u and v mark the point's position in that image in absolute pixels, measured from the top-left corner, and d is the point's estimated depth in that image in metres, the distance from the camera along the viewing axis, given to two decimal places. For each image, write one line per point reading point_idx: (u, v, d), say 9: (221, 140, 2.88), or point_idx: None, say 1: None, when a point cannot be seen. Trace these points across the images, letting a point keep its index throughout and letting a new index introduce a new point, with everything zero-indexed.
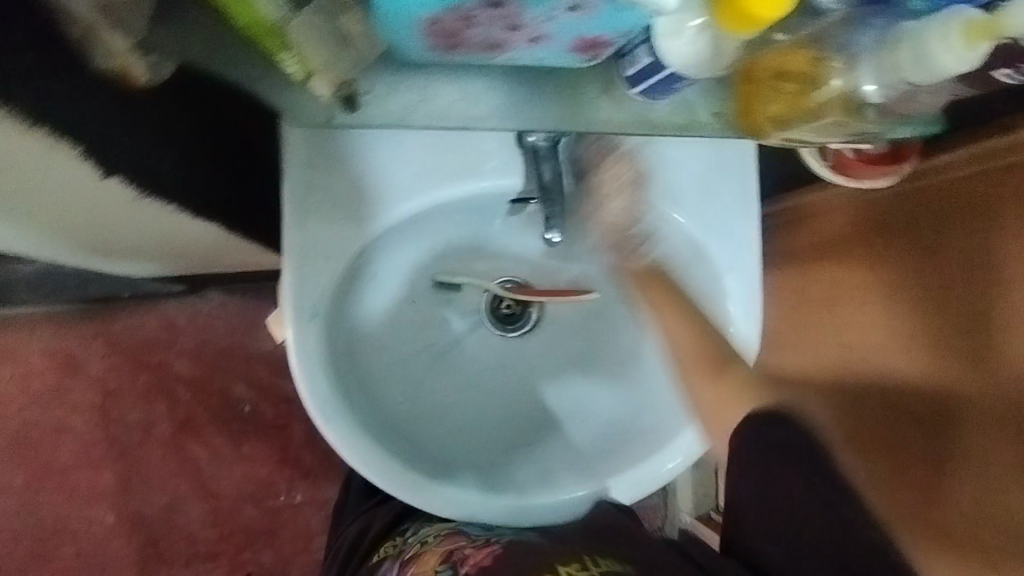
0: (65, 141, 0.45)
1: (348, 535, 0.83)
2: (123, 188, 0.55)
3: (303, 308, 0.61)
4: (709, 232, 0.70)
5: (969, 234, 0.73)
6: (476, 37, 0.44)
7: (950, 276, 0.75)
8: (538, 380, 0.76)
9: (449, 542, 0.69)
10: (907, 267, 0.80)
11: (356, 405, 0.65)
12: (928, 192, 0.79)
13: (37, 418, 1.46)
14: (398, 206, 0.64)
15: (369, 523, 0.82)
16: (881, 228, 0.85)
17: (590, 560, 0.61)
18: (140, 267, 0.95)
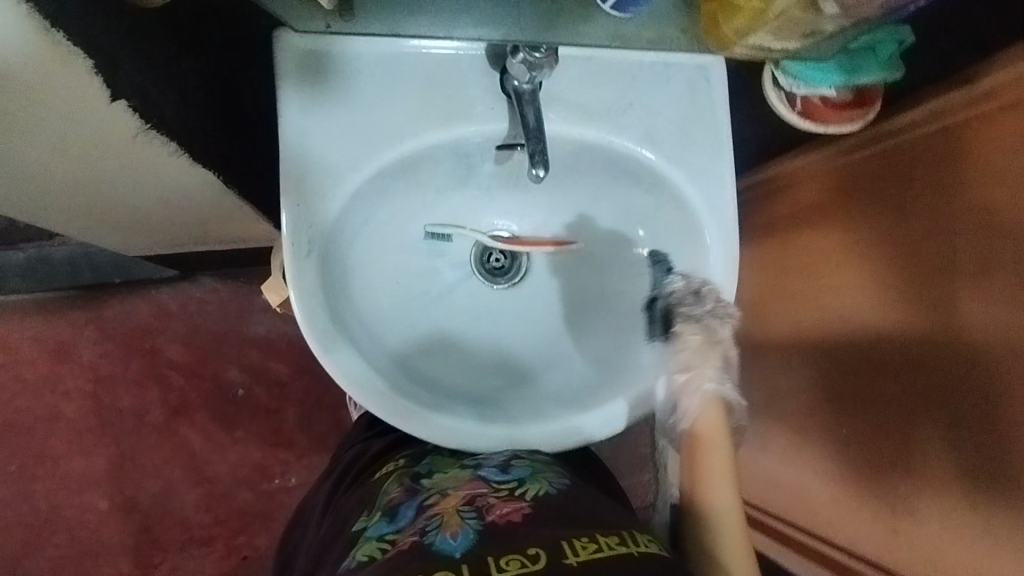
0: (81, 54, 0.47)
1: (348, 458, 0.91)
2: (130, 117, 0.57)
3: (300, 242, 0.64)
4: (690, 177, 0.75)
5: (934, 185, 0.79)
6: None
7: (916, 234, 0.81)
8: (532, 324, 0.80)
9: (471, 488, 0.65)
10: (879, 226, 0.87)
11: (357, 340, 0.68)
12: (891, 153, 0.86)
13: (29, 406, 1.46)
14: (388, 147, 0.67)
15: (368, 449, 0.88)
16: (852, 191, 0.92)
17: (630, 535, 0.55)
18: (138, 229, 0.98)
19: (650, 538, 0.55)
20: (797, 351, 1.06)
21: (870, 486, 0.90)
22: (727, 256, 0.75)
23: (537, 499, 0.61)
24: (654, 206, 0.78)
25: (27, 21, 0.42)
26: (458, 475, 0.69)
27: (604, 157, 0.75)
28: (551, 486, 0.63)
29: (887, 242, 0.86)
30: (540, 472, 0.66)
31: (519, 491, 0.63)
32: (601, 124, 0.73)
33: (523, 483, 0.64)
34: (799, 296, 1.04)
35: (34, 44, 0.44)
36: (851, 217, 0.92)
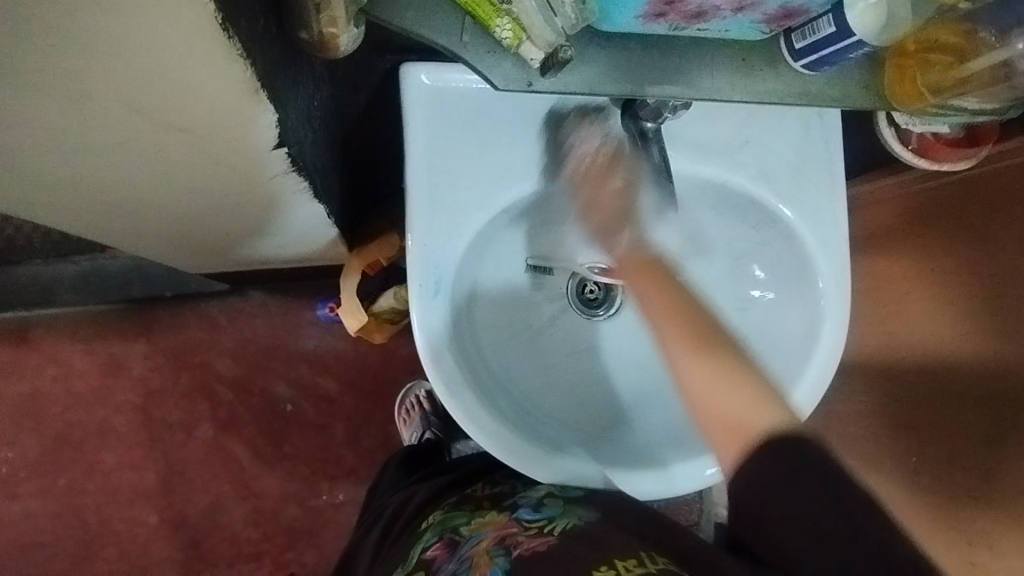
0: (240, 58, 0.43)
1: (389, 506, 0.85)
2: (267, 129, 0.53)
3: (427, 283, 0.64)
4: (803, 215, 0.74)
5: (1016, 218, 0.76)
6: (691, 6, 0.48)
7: (1004, 265, 0.77)
8: (639, 354, 0.77)
9: (502, 527, 0.64)
10: (960, 257, 0.84)
11: (480, 382, 0.67)
12: (976, 183, 0.83)
13: (79, 419, 1.45)
14: (510, 186, 0.66)
15: (411, 498, 0.82)
16: (934, 219, 0.90)
17: (647, 556, 0.55)
18: (201, 248, 0.95)
19: (664, 556, 0.56)
20: (869, 373, 1.03)
21: (946, 518, 0.86)
22: (841, 293, 0.74)
23: (564, 533, 0.61)
24: (761, 239, 0.78)
25: (202, 17, 0.37)
26: (495, 517, 0.67)
27: (716, 190, 0.75)
28: (579, 520, 0.62)
29: (971, 276, 0.83)
30: (572, 509, 0.64)
31: (548, 528, 0.62)
32: (719, 162, 0.72)
33: (553, 520, 0.63)
34: (874, 321, 1.02)
35: (198, 43, 0.40)
36: (929, 244, 0.90)
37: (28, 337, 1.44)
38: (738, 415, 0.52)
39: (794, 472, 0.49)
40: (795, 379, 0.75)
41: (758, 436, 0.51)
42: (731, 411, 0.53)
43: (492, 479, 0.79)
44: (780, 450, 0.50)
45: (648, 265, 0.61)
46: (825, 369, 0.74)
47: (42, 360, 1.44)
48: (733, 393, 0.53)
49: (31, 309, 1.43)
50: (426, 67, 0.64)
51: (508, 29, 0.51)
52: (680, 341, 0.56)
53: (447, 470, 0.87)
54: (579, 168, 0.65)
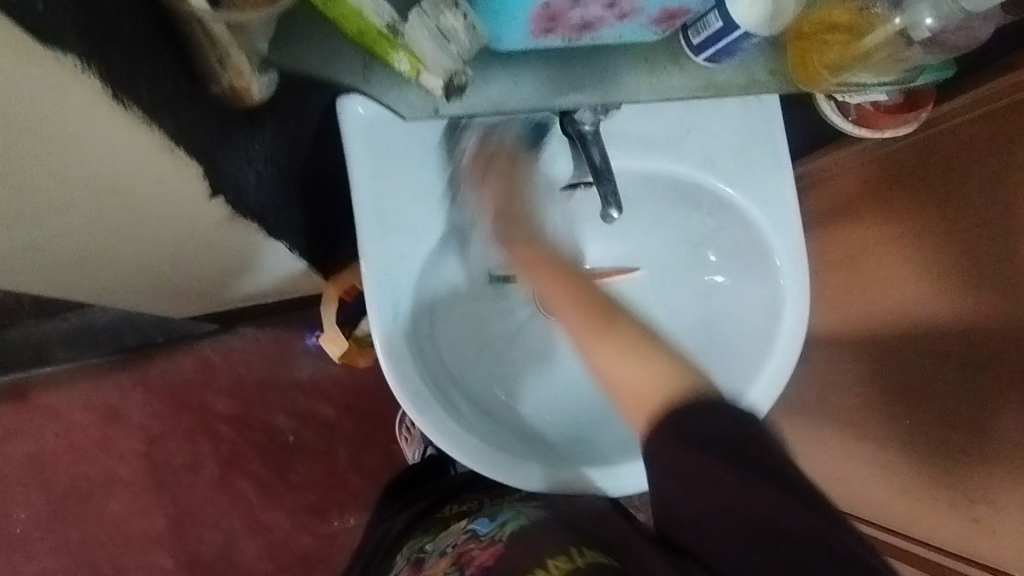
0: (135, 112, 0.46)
1: (376, 535, 0.94)
2: (193, 170, 0.56)
3: (385, 307, 0.65)
4: (752, 199, 0.75)
5: (983, 171, 0.77)
6: (576, 18, 0.50)
7: (971, 220, 0.79)
8: None
9: (461, 543, 0.73)
10: (926, 215, 0.86)
11: (449, 397, 0.69)
12: (937, 141, 0.85)
13: (85, 473, 1.47)
14: (456, 203, 0.68)
15: (392, 526, 0.92)
16: (895, 179, 0.91)
17: (577, 551, 0.63)
18: (176, 296, 0.98)
19: (594, 549, 0.63)
20: (845, 342, 1.03)
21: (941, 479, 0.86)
22: (798, 271, 0.76)
23: (511, 538, 0.68)
24: (715, 226, 0.79)
25: (83, 83, 0.41)
26: (455, 528, 0.78)
27: (664, 182, 0.76)
28: (526, 520, 0.71)
29: (938, 233, 0.84)
30: (522, 512, 0.73)
31: (498, 535, 0.70)
32: (663, 155, 0.74)
33: (504, 525, 0.72)
34: (838, 289, 1.04)
35: (87, 106, 0.43)
36: (893, 205, 0.91)
37: (26, 397, 1.46)
38: (645, 393, 0.58)
39: (687, 441, 0.54)
40: (761, 361, 0.77)
41: (666, 400, 0.57)
42: (637, 382, 0.59)
43: (464, 497, 0.88)
44: (677, 428, 0.55)
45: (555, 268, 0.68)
46: (790, 347, 0.76)
47: (43, 418, 1.46)
48: (632, 367, 0.59)
49: (26, 370, 1.45)
50: (359, 97, 0.65)
51: (407, 62, 0.54)
52: (588, 329, 0.63)
53: (424, 495, 0.96)
54: (479, 163, 0.69)
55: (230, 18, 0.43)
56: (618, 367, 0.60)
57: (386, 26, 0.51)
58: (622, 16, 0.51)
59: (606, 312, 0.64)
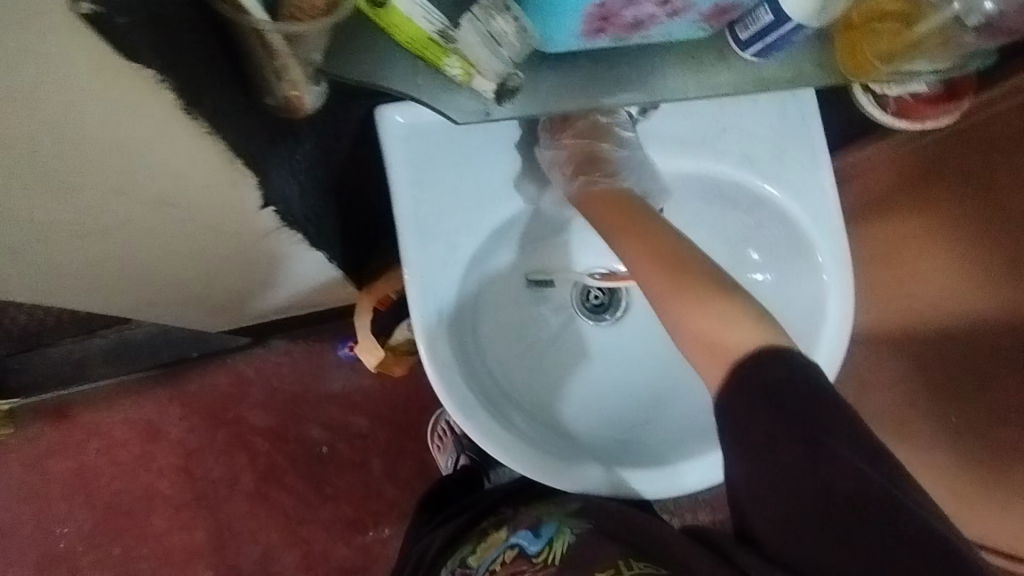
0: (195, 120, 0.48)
1: (415, 550, 0.91)
2: (247, 177, 0.58)
3: (429, 313, 0.66)
4: (792, 194, 0.74)
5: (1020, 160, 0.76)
6: (628, 17, 0.51)
7: (1011, 211, 0.77)
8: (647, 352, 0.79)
9: (513, 564, 0.71)
10: (964, 209, 0.84)
11: (492, 401, 0.69)
12: (969, 133, 0.84)
13: (126, 487, 1.49)
14: (496, 210, 0.68)
15: (432, 541, 0.88)
16: (931, 173, 0.90)
17: (624, 564, 0.63)
18: (214, 311, 1.00)
19: (642, 560, 0.62)
20: (888, 340, 1.01)
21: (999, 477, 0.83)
22: (840, 267, 0.75)
23: (562, 556, 0.68)
24: (756, 223, 0.78)
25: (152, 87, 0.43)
26: (496, 540, 0.77)
27: (702, 181, 0.75)
28: (573, 537, 0.70)
29: (979, 227, 0.82)
30: (565, 525, 0.72)
31: (551, 556, 0.69)
32: (700, 153, 0.73)
33: (552, 545, 0.70)
34: (878, 287, 1.02)
35: (151, 108, 0.45)
36: (930, 200, 0.90)
37: (69, 414, 1.49)
38: (719, 338, 0.53)
39: (765, 393, 0.51)
40: (808, 357, 0.75)
41: (736, 354, 0.53)
42: (705, 330, 0.54)
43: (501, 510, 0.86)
44: (751, 367, 0.52)
45: (627, 212, 0.62)
46: (838, 341, 0.75)
47: (84, 434, 1.49)
48: (712, 312, 0.54)
49: (68, 388, 1.48)
50: (398, 106, 0.66)
51: (459, 69, 0.54)
52: (662, 282, 0.57)
53: (462, 509, 0.93)
54: (553, 120, 0.69)
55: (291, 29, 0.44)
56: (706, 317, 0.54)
57: (434, 32, 0.52)
58: (672, 12, 0.52)
59: (687, 258, 0.57)
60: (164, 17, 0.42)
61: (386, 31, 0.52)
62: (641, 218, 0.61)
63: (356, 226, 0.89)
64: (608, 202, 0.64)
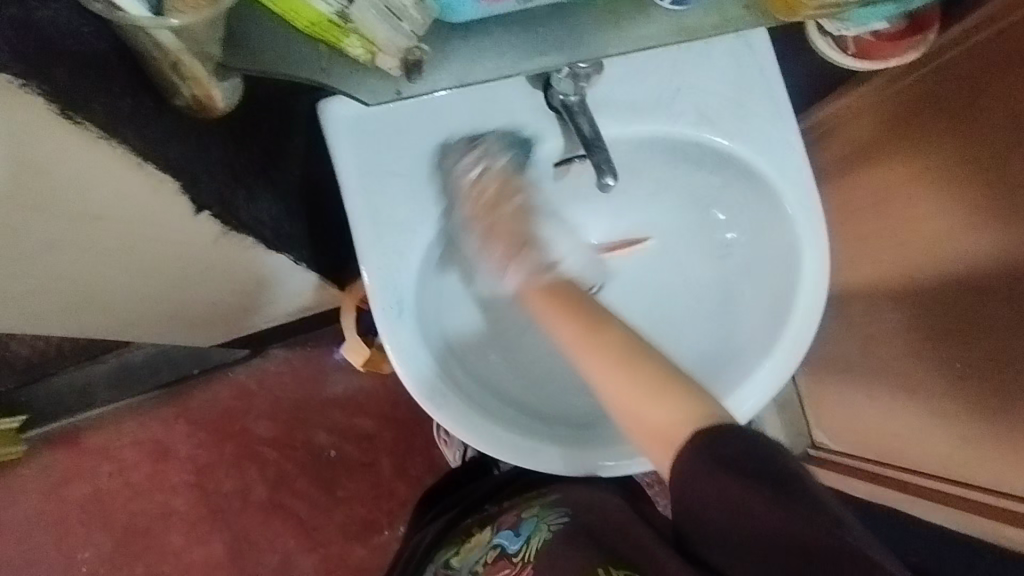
0: (84, 129, 0.49)
1: (411, 542, 0.92)
2: (168, 184, 0.59)
3: (390, 305, 0.65)
4: (754, 148, 0.72)
5: (1006, 88, 0.73)
6: None
7: (995, 143, 0.75)
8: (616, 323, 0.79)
9: (491, 565, 0.74)
10: (949, 148, 0.82)
11: (464, 386, 0.68)
12: (956, 63, 0.81)
13: (142, 508, 1.51)
14: (448, 193, 0.67)
15: (427, 533, 0.89)
16: (914, 110, 0.87)
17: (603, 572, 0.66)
18: (201, 329, 1.02)
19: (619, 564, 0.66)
20: (885, 293, 0.99)
21: (998, 419, 0.81)
22: (812, 218, 0.73)
23: (540, 556, 0.72)
24: (722, 183, 0.76)
25: (24, 99, 0.44)
26: (477, 542, 0.79)
27: (661, 146, 0.74)
28: (549, 536, 0.73)
29: (963, 168, 0.80)
30: (544, 525, 0.75)
31: (529, 555, 0.73)
32: (657, 116, 0.71)
33: (529, 542, 0.74)
34: (868, 237, 1.01)
35: (32, 121, 0.46)
36: (913, 143, 0.88)
37: (78, 441, 1.51)
38: (660, 428, 0.55)
39: (719, 462, 0.51)
40: (785, 314, 0.74)
41: (687, 434, 0.54)
42: (652, 420, 0.55)
43: (485, 507, 0.88)
44: (705, 445, 0.52)
45: (559, 292, 0.63)
46: (814, 296, 0.73)
47: (95, 460, 1.51)
48: (657, 400, 0.55)
49: (73, 415, 1.49)
50: (341, 98, 0.66)
51: (361, 49, 0.54)
52: (585, 345, 0.59)
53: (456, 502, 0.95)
54: (478, 199, 0.66)
55: (176, 24, 0.45)
56: (631, 387, 0.56)
57: (334, 14, 0.50)
58: None
59: (604, 320, 0.60)
60: (38, 24, 0.42)
61: (282, 14, 0.51)
62: (575, 296, 0.62)
63: (327, 228, 0.88)
64: (555, 294, 0.63)
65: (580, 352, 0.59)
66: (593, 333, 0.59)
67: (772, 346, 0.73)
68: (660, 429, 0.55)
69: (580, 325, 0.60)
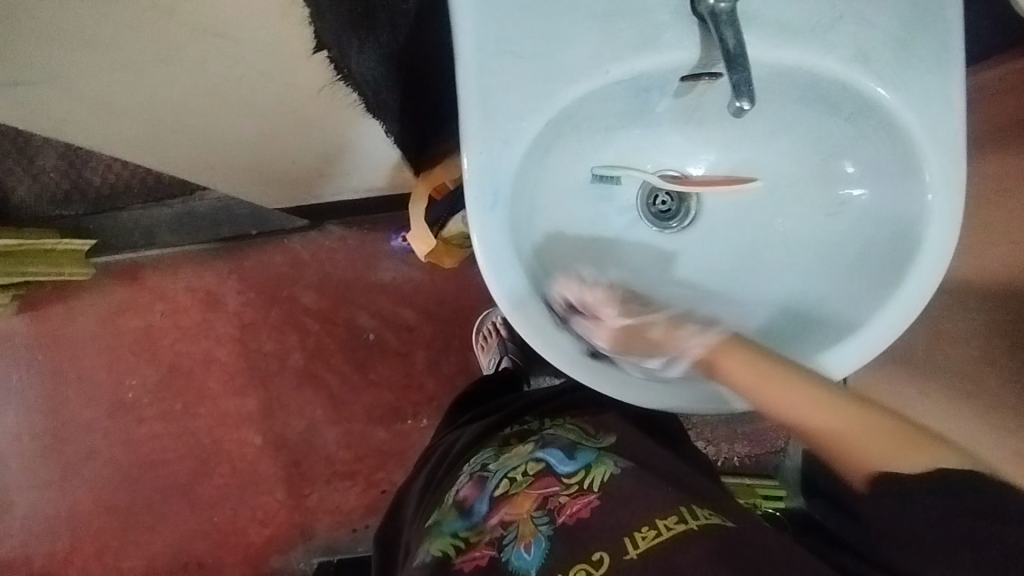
0: None
1: (444, 443, 0.93)
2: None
3: (484, 194, 0.61)
4: (910, 99, 0.65)
5: None
6: None
7: None
8: (699, 259, 0.77)
9: (540, 486, 0.70)
10: None
11: (541, 291, 0.66)
12: None
13: (187, 350, 1.58)
14: (567, 86, 0.62)
15: (462, 435, 0.91)
16: None
17: (689, 512, 0.63)
18: (270, 184, 0.99)
19: (705, 509, 0.63)
20: (977, 288, 0.93)
21: None
22: (951, 190, 0.66)
23: (602, 488, 0.67)
24: (858, 132, 0.69)
25: None
26: (520, 452, 0.75)
27: (802, 79, 0.66)
28: (615, 469, 0.70)
29: None
30: (604, 457, 0.72)
31: (586, 483, 0.69)
32: (808, 44, 0.64)
33: (589, 470, 0.70)
34: (984, 227, 0.93)
35: None
36: None
37: (138, 276, 1.56)
38: (864, 442, 0.55)
39: (961, 508, 0.51)
40: (889, 291, 0.69)
41: (882, 467, 0.54)
42: (843, 434, 0.55)
43: (525, 420, 0.87)
44: (915, 491, 0.52)
45: (739, 346, 0.63)
46: (929, 274, 0.67)
47: (150, 297, 1.57)
48: (785, 394, 0.58)
49: (137, 252, 1.55)
50: None
51: None
52: (727, 355, 0.63)
53: (497, 410, 0.94)
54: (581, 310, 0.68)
55: None
56: (750, 376, 0.61)
57: None
58: None
59: (820, 384, 0.58)
60: None
61: None
62: (749, 348, 0.63)
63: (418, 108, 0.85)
64: (727, 350, 0.63)
65: (737, 376, 0.62)
66: (747, 353, 0.62)
67: (867, 320, 0.69)
68: (853, 458, 0.55)
69: (773, 391, 0.59)
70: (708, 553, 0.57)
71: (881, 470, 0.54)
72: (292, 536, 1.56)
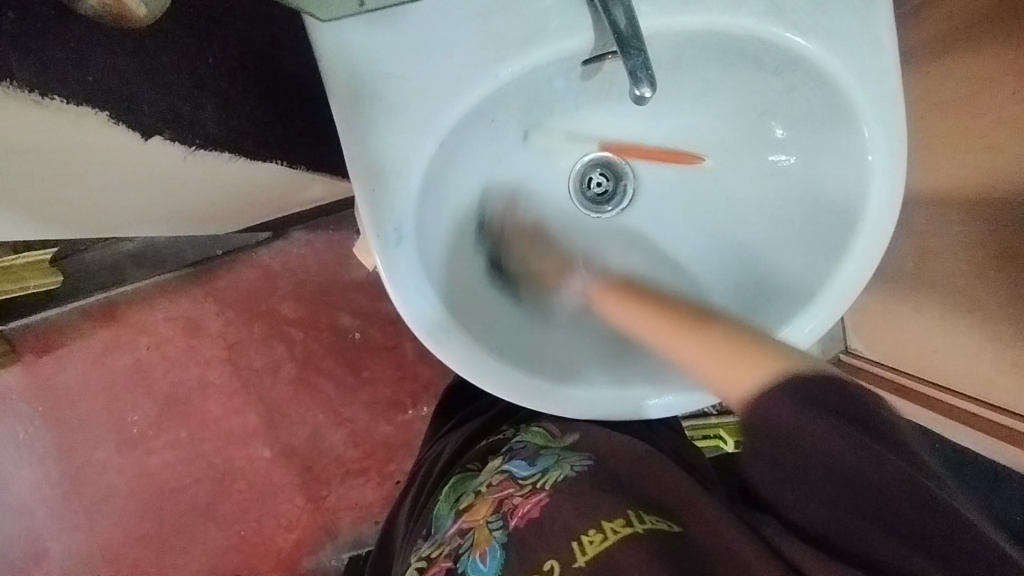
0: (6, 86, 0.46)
1: (430, 457, 0.93)
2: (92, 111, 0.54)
3: (384, 232, 0.58)
4: (833, 46, 0.59)
5: None
6: None
7: None
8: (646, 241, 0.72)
9: (498, 488, 0.71)
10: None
11: (466, 320, 0.63)
12: None
13: (179, 379, 1.57)
14: (453, 100, 0.57)
15: (444, 449, 0.90)
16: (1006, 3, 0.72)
17: (635, 516, 0.62)
18: (219, 224, 0.98)
19: (653, 515, 0.62)
20: (955, 202, 0.86)
21: None
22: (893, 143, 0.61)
23: (555, 487, 0.67)
24: (786, 87, 0.64)
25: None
26: (490, 468, 0.75)
27: (712, 42, 0.60)
28: (570, 471, 0.69)
29: None
30: (564, 459, 0.71)
31: (540, 483, 0.69)
32: (712, 3, 0.57)
33: (546, 474, 0.70)
34: (945, 141, 0.87)
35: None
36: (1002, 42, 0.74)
37: (116, 314, 1.54)
38: (722, 363, 0.48)
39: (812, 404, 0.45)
40: (836, 259, 0.65)
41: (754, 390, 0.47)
42: (717, 370, 0.48)
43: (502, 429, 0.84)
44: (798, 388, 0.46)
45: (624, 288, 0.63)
46: (879, 232, 0.63)
47: (132, 333, 1.55)
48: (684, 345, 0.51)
49: (108, 291, 1.52)
50: None
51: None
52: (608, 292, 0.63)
53: (478, 415, 0.93)
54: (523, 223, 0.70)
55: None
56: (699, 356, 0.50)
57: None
58: None
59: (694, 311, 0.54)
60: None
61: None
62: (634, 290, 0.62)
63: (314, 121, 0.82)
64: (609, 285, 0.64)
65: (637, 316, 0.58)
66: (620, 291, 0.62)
67: (821, 287, 0.65)
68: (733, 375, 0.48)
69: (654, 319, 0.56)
70: (651, 553, 0.57)
71: (763, 385, 0.46)
72: (319, 537, 1.59)
